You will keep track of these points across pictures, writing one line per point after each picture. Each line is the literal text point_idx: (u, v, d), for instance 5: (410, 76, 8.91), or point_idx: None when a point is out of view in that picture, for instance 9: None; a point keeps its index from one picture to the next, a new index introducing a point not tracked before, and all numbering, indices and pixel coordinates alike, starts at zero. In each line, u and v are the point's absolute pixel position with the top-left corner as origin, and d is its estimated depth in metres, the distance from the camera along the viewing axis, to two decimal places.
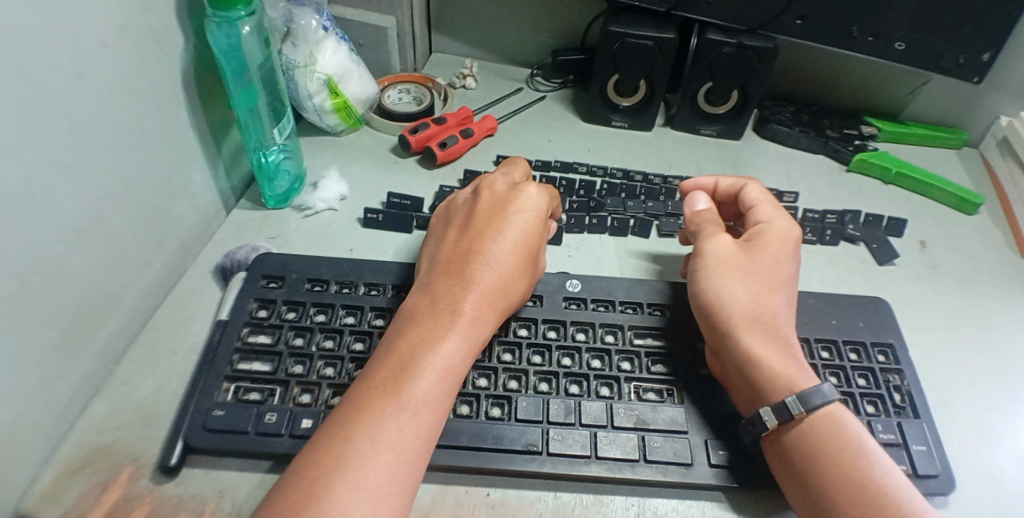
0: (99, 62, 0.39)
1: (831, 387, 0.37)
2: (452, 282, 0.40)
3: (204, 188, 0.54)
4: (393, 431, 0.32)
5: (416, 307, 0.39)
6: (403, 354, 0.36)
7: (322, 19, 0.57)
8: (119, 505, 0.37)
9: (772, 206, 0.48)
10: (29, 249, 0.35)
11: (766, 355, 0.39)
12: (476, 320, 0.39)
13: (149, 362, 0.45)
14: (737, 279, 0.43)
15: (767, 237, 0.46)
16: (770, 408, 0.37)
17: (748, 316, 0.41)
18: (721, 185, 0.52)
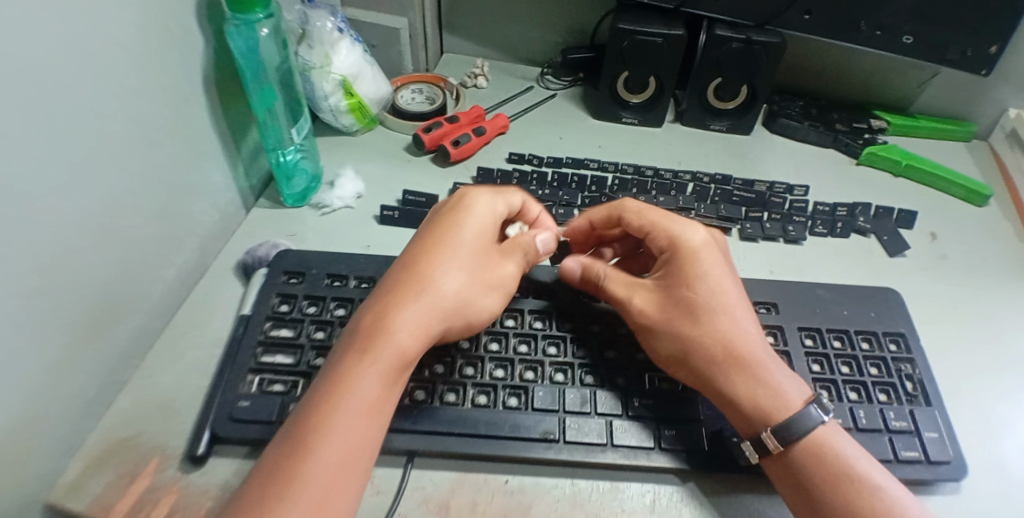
0: (122, 65, 0.40)
1: (812, 411, 0.37)
2: (412, 271, 0.39)
3: (224, 187, 0.55)
4: (345, 421, 0.33)
5: (377, 296, 0.39)
6: (361, 340, 0.36)
7: (336, 20, 0.59)
8: (147, 494, 0.38)
9: (666, 222, 0.45)
10: (58, 246, 0.36)
11: (738, 391, 0.38)
12: (436, 312, 0.38)
13: (173, 356, 0.46)
14: (676, 321, 0.41)
15: (692, 261, 0.43)
16: (749, 444, 0.38)
17: (708, 358, 0.39)
18: (594, 220, 0.49)
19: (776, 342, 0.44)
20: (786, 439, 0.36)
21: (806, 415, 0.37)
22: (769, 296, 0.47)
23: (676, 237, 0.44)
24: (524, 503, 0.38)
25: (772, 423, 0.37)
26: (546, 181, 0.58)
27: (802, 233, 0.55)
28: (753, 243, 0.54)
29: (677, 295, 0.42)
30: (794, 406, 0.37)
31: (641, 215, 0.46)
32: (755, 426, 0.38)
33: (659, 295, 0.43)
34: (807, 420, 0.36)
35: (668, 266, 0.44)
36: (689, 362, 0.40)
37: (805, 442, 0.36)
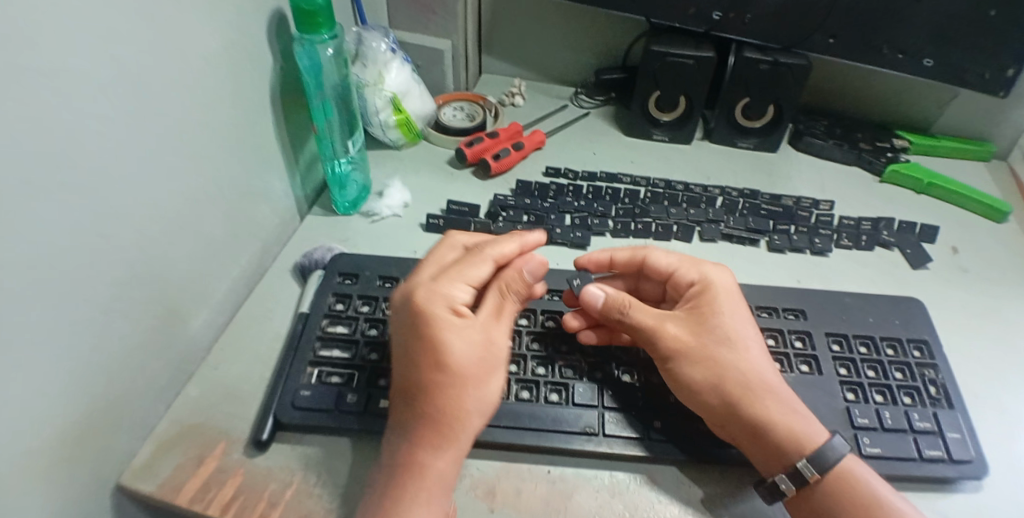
0: (203, 81, 0.44)
1: (840, 442, 0.38)
2: (417, 322, 0.40)
3: (283, 195, 0.59)
4: (431, 456, 0.37)
5: (399, 347, 0.41)
6: (409, 389, 0.39)
7: (389, 42, 0.64)
8: (216, 475, 0.42)
9: (696, 263, 0.47)
10: (144, 243, 0.40)
11: (769, 416, 0.40)
12: (466, 352, 0.39)
13: (237, 350, 0.50)
14: (709, 349, 0.42)
15: (721, 297, 0.45)
16: (785, 477, 0.38)
17: (741, 388, 0.41)
18: (617, 256, 0.50)
19: (804, 346, 0.46)
20: (818, 469, 0.37)
21: (833, 446, 0.38)
22: (797, 303, 0.49)
23: (708, 276, 0.46)
24: (566, 491, 0.40)
25: (806, 453, 0.38)
26: (581, 193, 0.61)
27: (827, 245, 0.57)
28: (781, 254, 0.57)
29: (711, 326, 0.43)
30: (822, 438, 0.39)
31: (669, 257, 0.48)
32: (789, 459, 0.39)
33: (691, 325, 0.43)
34: (835, 450, 0.38)
35: (699, 299, 0.45)
36: (722, 391, 0.41)
37: (832, 473, 0.38)
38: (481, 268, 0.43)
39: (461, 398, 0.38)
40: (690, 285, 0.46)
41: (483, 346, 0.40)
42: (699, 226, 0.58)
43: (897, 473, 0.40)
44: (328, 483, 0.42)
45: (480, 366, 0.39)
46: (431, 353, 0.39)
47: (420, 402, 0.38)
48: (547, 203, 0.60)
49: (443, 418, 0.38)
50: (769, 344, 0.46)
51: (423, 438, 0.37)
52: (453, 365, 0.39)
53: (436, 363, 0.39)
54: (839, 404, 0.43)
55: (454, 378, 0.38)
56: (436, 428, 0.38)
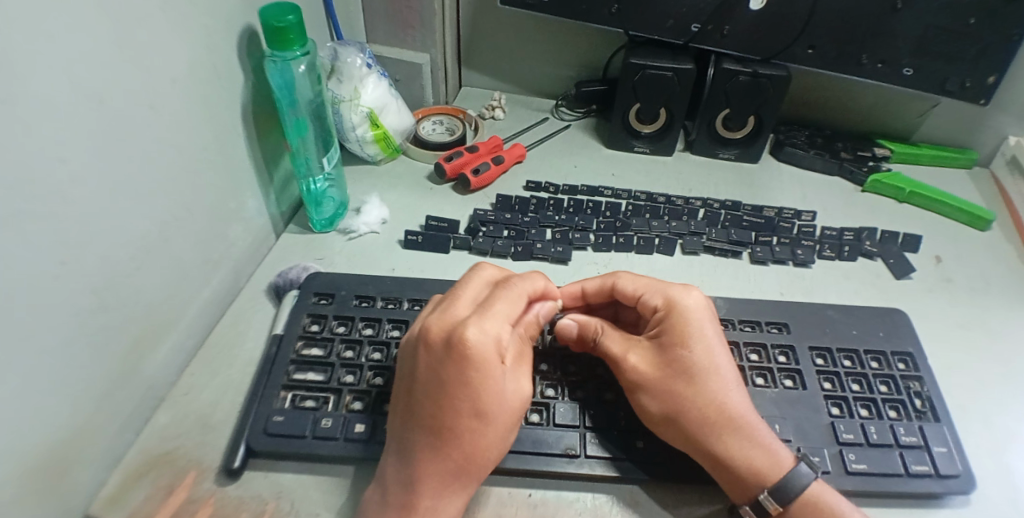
0: (171, 98, 0.43)
1: (804, 471, 0.37)
2: (464, 368, 0.36)
3: (257, 213, 0.58)
4: (443, 501, 0.36)
5: (430, 387, 0.36)
6: (437, 435, 0.36)
7: (365, 57, 0.63)
8: (183, 506, 0.40)
9: (662, 285, 0.45)
10: (107, 267, 0.39)
11: (730, 452, 0.38)
12: (505, 401, 0.37)
13: (209, 374, 0.48)
14: (670, 383, 0.40)
15: (686, 324, 0.42)
16: (747, 507, 0.37)
17: (699, 423, 0.39)
18: (588, 287, 0.48)
19: (788, 361, 0.45)
20: (779, 501, 0.36)
21: (796, 475, 0.37)
22: (779, 316, 0.48)
23: (672, 299, 0.43)
24: (547, 515, 0.39)
25: (767, 485, 0.37)
26: (562, 207, 0.61)
27: (809, 256, 0.56)
28: (764, 266, 0.56)
29: (671, 358, 0.41)
30: (785, 466, 0.38)
31: (637, 280, 0.46)
32: (750, 490, 0.38)
33: (652, 357, 0.42)
34: (798, 480, 0.37)
35: (662, 327, 0.42)
36: (678, 426, 0.39)
37: (796, 503, 0.37)
38: (517, 307, 0.40)
39: (487, 448, 0.37)
40: (655, 310, 0.44)
41: (520, 395, 0.38)
42: (681, 238, 0.58)
43: (883, 490, 0.39)
44: (302, 511, 0.40)
45: (513, 415, 0.37)
46: (473, 401, 0.36)
47: (444, 449, 0.36)
48: (527, 218, 0.59)
49: (464, 466, 0.36)
50: (752, 359, 0.45)
51: (439, 483, 0.36)
52: (490, 415, 0.36)
53: (475, 411, 0.36)
54: (824, 420, 0.42)
55: (486, 426, 0.36)
56: (456, 474, 0.36)
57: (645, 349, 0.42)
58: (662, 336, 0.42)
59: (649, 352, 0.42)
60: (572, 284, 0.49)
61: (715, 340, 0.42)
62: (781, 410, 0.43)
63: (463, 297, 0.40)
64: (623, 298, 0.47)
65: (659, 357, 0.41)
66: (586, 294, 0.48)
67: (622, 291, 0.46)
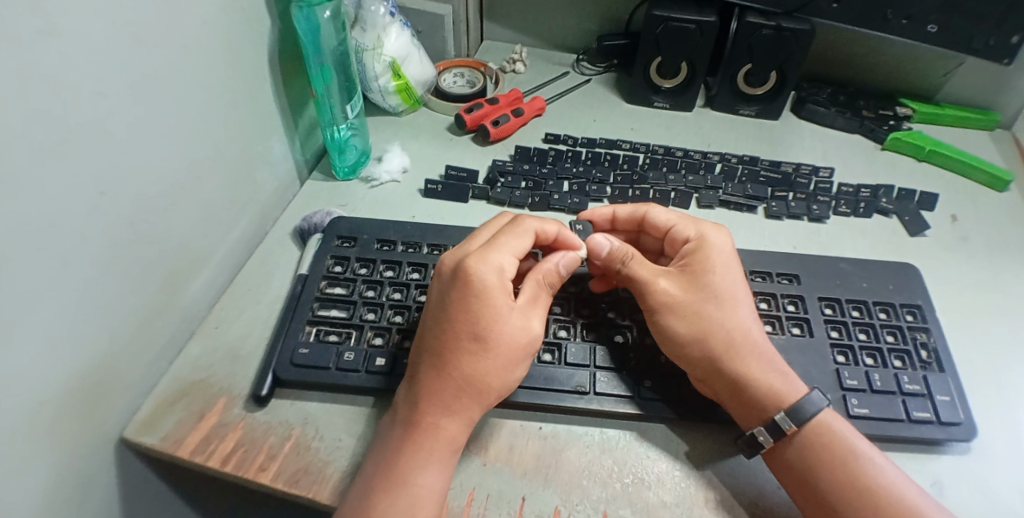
0: (200, 40, 0.44)
1: (819, 395, 0.39)
2: (466, 293, 0.39)
3: (283, 158, 0.60)
4: (445, 418, 0.38)
5: (438, 311, 0.40)
6: (441, 354, 0.39)
7: (389, 5, 0.62)
8: (216, 429, 0.43)
9: (694, 220, 0.47)
10: (142, 202, 0.41)
11: (751, 375, 0.40)
12: (507, 331, 0.39)
13: (238, 309, 0.51)
14: (701, 307, 0.42)
15: (715, 255, 0.44)
16: (764, 428, 0.39)
17: (724, 345, 0.41)
18: (619, 212, 0.50)
19: (797, 310, 0.47)
20: (796, 422, 0.38)
21: (811, 400, 0.39)
22: (791, 268, 0.49)
23: (703, 233, 0.46)
24: (557, 447, 0.41)
25: (783, 407, 0.39)
26: (579, 159, 0.61)
27: (825, 212, 0.57)
28: (779, 220, 0.57)
29: (704, 284, 0.43)
30: (800, 392, 0.39)
31: (669, 212, 0.48)
32: (766, 413, 0.39)
33: (684, 281, 0.43)
34: (812, 405, 0.38)
35: (694, 256, 0.45)
36: (707, 348, 0.41)
37: (806, 428, 0.38)
38: (528, 244, 0.43)
39: (488, 375, 0.39)
40: (685, 242, 0.46)
41: (525, 332, 0.40)
42: (697, 192, 0.58)
43: (885, 434, 0.41)
44: (326, 436, 0.43)
45: (516, 348, 0.40)
46: (474, 325, 0.39)
47: (446, 366, 0.38)
48: (545, 170, 0.60)
49: (465, 388, 0.38)
50: (761, 307, 0.47)
51: (444, 401, 0.38)
52: (491, 342, 0.39)
53: (476, 336, 0.39)
54: (829, 367, 0.43)
55: (484, 350, 0.39)
56: (457, 394, 0.38)
57: (676, 275, 0.44)
58: (695, 264, 0.44)
59: (681, 276, 0.44)
60: (602, 209, 0.51)
61: (735, 276, 0.44)
62: (787, 356, 0.44)
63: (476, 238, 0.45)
64: (651, 229, 0.49)
65: (690, 283, 0.43)
66: (615, 221, 0.50)
67: (654, 221, 0.48)
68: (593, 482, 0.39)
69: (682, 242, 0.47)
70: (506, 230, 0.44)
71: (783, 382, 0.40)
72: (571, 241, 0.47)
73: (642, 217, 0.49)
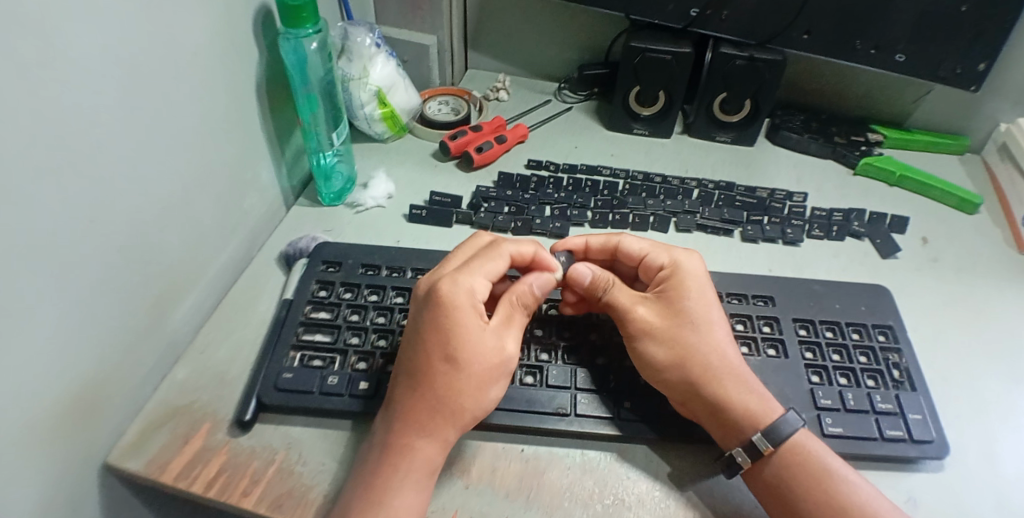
0: (191, 70, 0.45)
1: (796, 416, 0.39)
2: (437, 314, 0.40)
3: (270, 184, 0.60)
4: (421, 440, 0.38)
5: (412, 334, 0.41)
6: (416, 377, 0.39)
7: (373, 37, 0.65)
8: (200, 454, 0.43)
9: (666, 247, 0.48)
10: (130, 229, 0.41)
11: (728, 397, 0.41)
12: (479, 351, 0.40)
13: (222, 334, 0.51)
14: (678, 332, 0.43)
15: (689, 282, 0.45)
16: (741, 449, 0.39)
17: (702, 369, 0.41)
18: (592, 242, 0.51)
19: (772, 331, 0.48)
20: (772, 443, 0.38)
21: (787, 420, 0.39)
22: (766, 290, 0.51)
23: (676, 260, 0.47)
24: (539, 469, 0.42)
25: (760, 428, 0.39)
26: (561, 185, 0.63)
27: (799, 235, 0.58)
28: (755, 243, 0.58)
29: (678, 309, 0.44)
30: (776, 413, 0.40)
31: (642, 241, 0.49)
32: (744, 433, 0.40)
33: (661, 308, 0.44)
34: (788, 425, 0.39)
35: (669, 282, 0.46)
36: (685, 373, 0.42)
37: (784, 448, 0.39)
38: (501, 267, 0.44)
39: (460, 394, 0.39)
40: (660, 269, 0.47)
41: (497, 351, 0.41)
42: (676, 216, 0.60)
43: (858, 452, 0.41)
44: (310, 460, 0.43)
45: (487, 365, 0.40)
46: (446, 346, 0.39)
47: (421, 388, 0.39)
48: (527, 195, 0.61)
49: (439, 409, 0.39)
50: (738, 329, 0.48)
51: (419, 423, 0.38)
52: (463, 360, 0.39)
53: (448, 355, 0.39)
54: (804, 386, 0.44)
55: (457, 369, 0.39)
56: (431, 416, 0.39)
57: (654, 302, 0.45)
58: (671, 293, 0.45)
59: (658, 304, 0.45)
60: (575, 238, 0.52)
61: (704, 297, 0.45)
62: (763, 376, 0.45)
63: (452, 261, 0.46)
64: (624, 258, 0.50)
65: (667, 311, 0.44)
66: (588, 251, 0.51)
67: (628, 250, 0.49)
68: (575, 503, 0.40)
69: (655, 271, 0.48)
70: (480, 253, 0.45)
71: (760, 403, 0.41)
72: (548, 261, 0.47)
73: (615, 246, 0.50)
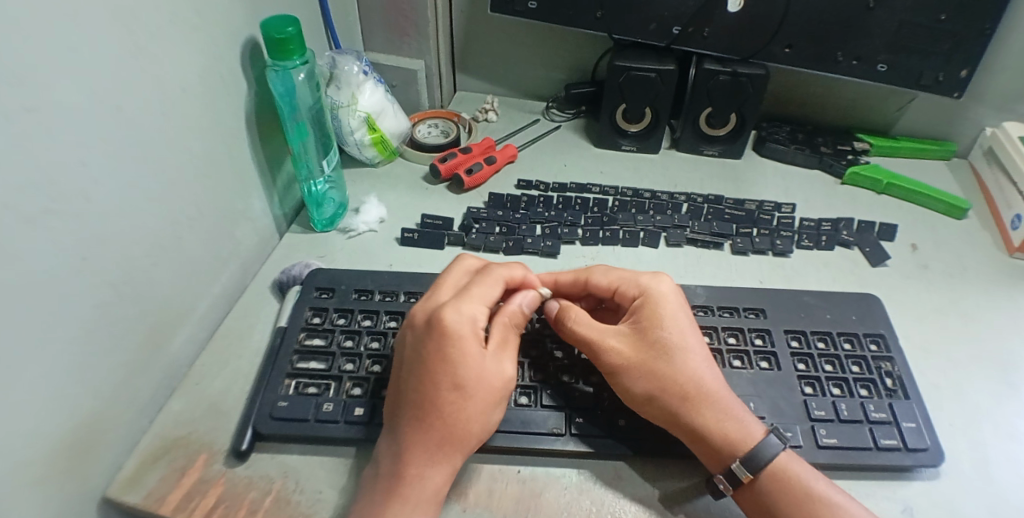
0: (180, 104, 0.46)
1: (775, 440, 0.39)
2: (442, 343, 0.40)
3: (261, 213, 0.61)
4: (429, 469, 0.38)
5: (414, 365, 0.41)
6: (421, 408, 0.39)
7: (361, 64, 0.66)
8: (196, 487, 0.42)
9: (635, 275, 0.48)
10: (121, 265, 0.42)
11: (705, 425, 0.40)
12: (484, 377, 0.40)
13: (218, 364, 0.51)
14: (651, 363, 0.42)
15: (659, 307, 0.45)
16: (722, 477, 0.39)
17: (678, 397, 0.41)
18: (560, 278, 0.51)
19: (764, 343, 0.48)
20: (751, 470, 0.38)
21: (767, 444, 0.39)
22: (757, 302, 0.51)
23: (646, 287, 0.47)
24: (536, 490, 0.42)
25: (740, 455, 0.39)
26: (551, 204, 0.63)
27: (788, 246, 0.59)
28: (744, 256, 0.59)
29: (649, 340, 0.43)
30: (756, 437, 0.40)
31: (609, 273, 0.49)
32: (723, 460, 0.40)
33: (633, 339, 0.44)
34: (767, 450, 0.39)
35: (640, 311, 0.45)
36: (661, 403, 0.41)
37: (766, 472, 0.38)
38: (495, 290, 0.45)
39: (469, 422, 0.39)
40: (632, 299, 0.47)
41: (498, 375, 0.41)
42: (666, 231, 0.60)
43: (852, 462, 0.41)
44: (307, 488, 0.43)
45: (495, 392, 0.41)
46: (451, 374, 0.40)
47: (426, 419, 0.39)
48: (518, 215, 0.62)
49: (446, 439, 0.39)
50: (730, 342, 0.48)
51: (425, 452, 0.38)
52: (469, 389, 0.40)
53: (455, 384, 0.39)
54: (797, 398, 0.44)
55: (464, 398, 0.39)
56: (440, 444, 0.39)
57: (631, 331, 0.44)
58: (642, 324, 0.44)
59: (632, 334, 0.44)
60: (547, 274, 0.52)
61: (685, 315, 0.45)
62: (756, 389, 0.45)
63: (447, 286, 0.46)
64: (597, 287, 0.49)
65: (642, 339, 0.44)
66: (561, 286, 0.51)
67: (598, 282, 0.49)
68: None
69: (630, 300, 0.47)
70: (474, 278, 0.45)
71: (740, 426, 0.40)
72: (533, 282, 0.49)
73: (586, 277, 0.50)
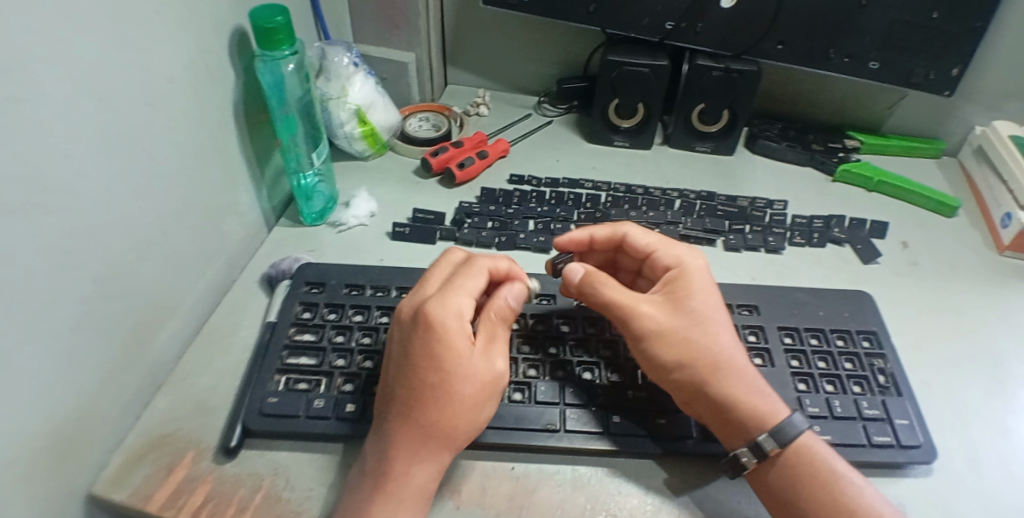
0: (167, 94, 0.45)
1: (801, 418, 0.40)
2: (428, 339, 0.39)
3: (250, 207, 0.60)
4: (415, 467, 0.38)
5: (400, 361, 0.40)
6: (407, 404, 0.39)
7: (351, 56, 0.65)
8: (183, 485, 0.41)
9: (672, 245, 0.48)
10: (106, 259, 0.41)
11: (734, 395, 0.41)
12: (471, 373, 0.39)
13: (205, 361, 0.50)
14: (687, 331, 0.43)
15: (695, 280, 0.45)
16: (747, 449, 0.39)
17: (709, 367, 0.41)
18: (596, 235, 0.51)
19: (757, 340, 0.48)
20: (778, 443, 0.39)
21: (793, 422, 0.39)
22: (750, 298, 0.51)
23: (683, 259, 0.47)
24: (530, 487, 0.41)
25: (767, 427, 0.39)
26: (544, 199, 0.63)
27: (780, 242, 0.59)
28: (737, 252, 0.59)
29: (685, 308, 0.43)
30: (782, 414, 0.40)
31: (648, 236, 0.49)
32: (747, 433, 0.40)
33: (668, 306, 0.44)
34: (793, 427, 0.39)
35: (675, 280, 0.45)
36: (693, 370, 0.41)
37: (791, 448, 0.39)
38: (481, 283, 0.44)
39: (455, 420, 0.39)
40: (667, 267, 0.47)
41: (487, 372, 0.40)
42: (659, 227, 0.60)
43: (846, 459, 0.41)
44: (297, 486, 0.42)
45: (481, 389, 0.40)
46: (438, 370, 0.39)
47: (413, 416, 0.38)
48: (510, 210, 0.61)
49: (433, 435, 0.38)
50: None
51: (412, 450, 0.38)
52: (456, 386, 0.39)
53: (441, 381, 0.39)
54: (791, 394, 0.44)
55: (451, 395, 0.39)
56: (427, 442, 0.38)
57: (667, 298, 0.45)
58: (682, 292, 0.44)
59: (666, 301, 0.44)
60: (579, 232, 0.52)
61: (713, 290, 0.46)
62: None
63: (433, 280, 0.45)
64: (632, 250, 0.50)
65: (678, 308, 0.44)
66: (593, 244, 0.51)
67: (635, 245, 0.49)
68: None
69: (661, 271, 0.47)
70: (460, 271, 0.44)
71: (761, 402, 0.41)
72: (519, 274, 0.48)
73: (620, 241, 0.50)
